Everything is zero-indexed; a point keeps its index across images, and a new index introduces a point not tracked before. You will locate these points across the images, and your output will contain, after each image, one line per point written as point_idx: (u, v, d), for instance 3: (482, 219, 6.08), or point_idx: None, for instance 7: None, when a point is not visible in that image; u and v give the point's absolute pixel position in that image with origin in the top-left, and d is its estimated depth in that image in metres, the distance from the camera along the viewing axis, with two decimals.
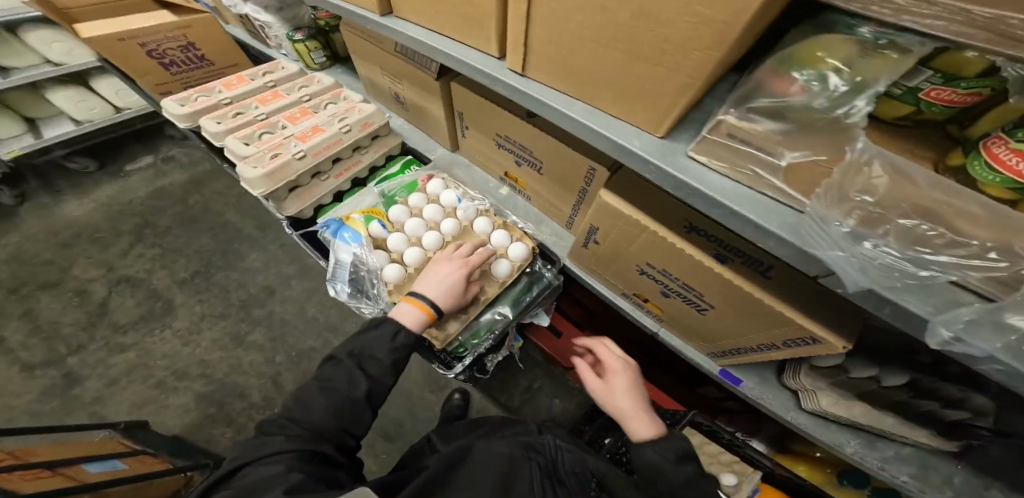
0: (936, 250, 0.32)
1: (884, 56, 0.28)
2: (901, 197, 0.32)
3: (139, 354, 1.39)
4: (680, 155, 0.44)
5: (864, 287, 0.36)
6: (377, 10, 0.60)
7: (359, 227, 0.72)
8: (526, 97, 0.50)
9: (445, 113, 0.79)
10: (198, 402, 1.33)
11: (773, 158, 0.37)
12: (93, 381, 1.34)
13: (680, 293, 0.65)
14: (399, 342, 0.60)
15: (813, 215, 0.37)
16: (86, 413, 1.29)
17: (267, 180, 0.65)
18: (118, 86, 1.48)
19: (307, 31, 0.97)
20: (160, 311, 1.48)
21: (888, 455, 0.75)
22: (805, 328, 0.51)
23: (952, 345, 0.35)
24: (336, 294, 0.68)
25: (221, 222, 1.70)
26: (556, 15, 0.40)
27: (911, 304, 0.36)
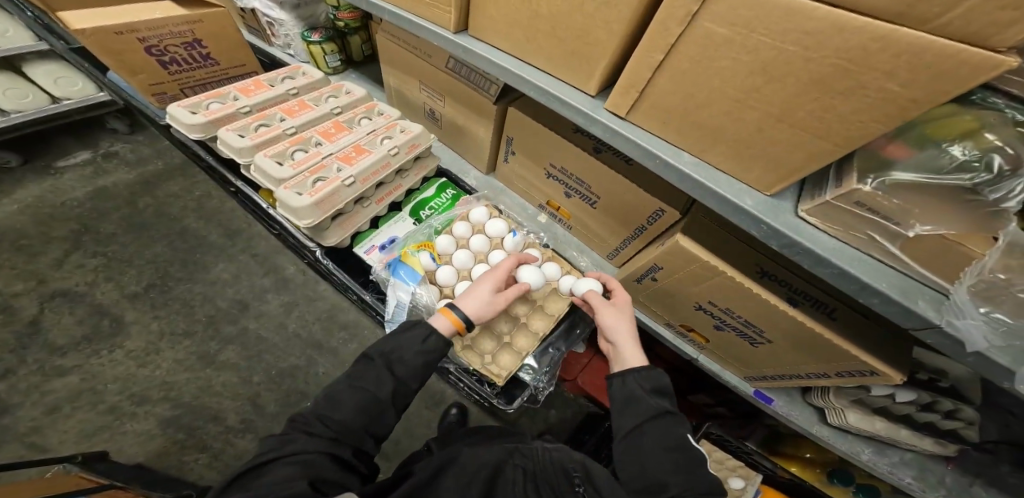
0: None
1: None
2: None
3: (84, 379, 1.16)
4: (790, 213, 0.44)
5: (976, 347, 0.37)
6: (453, 27, 0.55)
7: (414, 262, 0.67)
8: (625, 141, 0.48)
9: (493, 136, 0.75)
10: (165, 427, 1.12)
11: (900, 228, 0.38)
12: (28, 411, 1.10)
13: (737, 328, 0.67)
14: (429, 345, 0.55)
15: (956, 298, 0.38)
16: (21, 447, 1.05)
17: (316, 210, 0.58)
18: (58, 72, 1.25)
19: (324, 32, 0.88)
20: (108, 330, 1.24)
21: (895, 460, 0.81)
22: (868, 364, 0.54)
23: None
24: None
25: (178, 228, 1.44)
26: (697, 71, 0.38)
27: (994, 356, 0.38)
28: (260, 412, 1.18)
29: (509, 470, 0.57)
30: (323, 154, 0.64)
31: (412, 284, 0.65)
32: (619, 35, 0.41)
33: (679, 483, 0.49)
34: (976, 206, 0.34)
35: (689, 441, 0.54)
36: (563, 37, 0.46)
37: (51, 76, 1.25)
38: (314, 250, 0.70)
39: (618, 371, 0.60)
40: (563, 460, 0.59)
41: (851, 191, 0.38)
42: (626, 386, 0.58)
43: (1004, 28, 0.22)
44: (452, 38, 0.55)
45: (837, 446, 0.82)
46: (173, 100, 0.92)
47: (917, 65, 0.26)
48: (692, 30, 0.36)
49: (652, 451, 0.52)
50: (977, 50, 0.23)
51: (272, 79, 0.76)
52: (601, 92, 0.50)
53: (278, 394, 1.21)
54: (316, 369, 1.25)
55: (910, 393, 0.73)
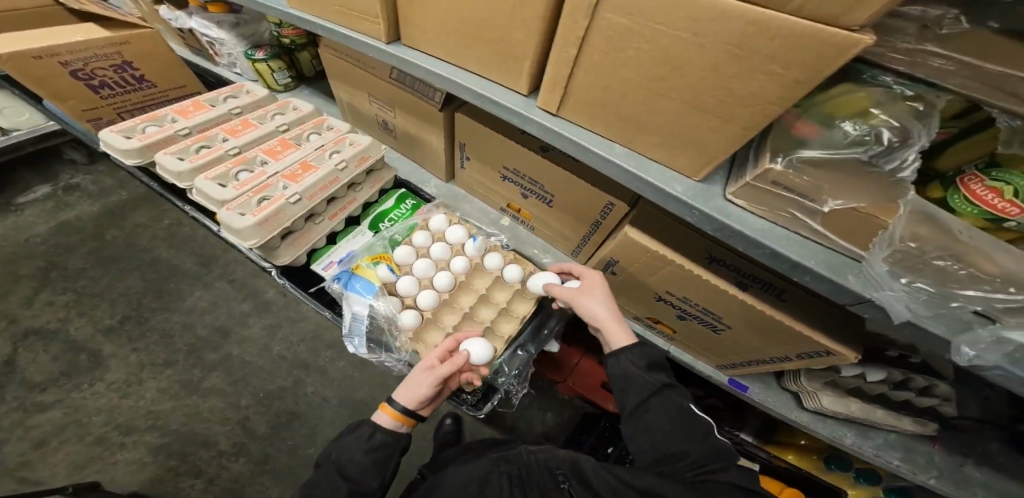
0: (964, 285, 0.37)
1: (913, 106, 0.34)
2: (941, 244, 0.35)
3: (66, 413, 1.12)
4: (718, 197, 0.45)
5: (905, 317, 0.38)
6: (384, 38, 0.55)
7: (369, 274, 0.66)
8: (559, 138, 0.49)
9: (445, 143, 0.75)
10: (156, 455, 1.10)
11: (815, 204, 0.39)
12: (12, 447, 1.07)
13: (697, 316, 0.68)
14: (376, 443, 0.55)
15: (872, 267, 0.39)
16: (11, 483, 1.02)
17: (261, 229, 0.57)
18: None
19: (269, 50, 0.88)
20: (85, 365, 1.19)
21: (879, 443, 0.81)
22: (820, 343, 0.55)
23: (973, 360, 0.39)
24: (355, 350, 0.63)
25: (150, 258, 1.41)
26: (609, 64, 0.39)
27: (929, 326, 0.40)
28: (252, 435, 1.15)
29: (496, 479, 0.58)
30: (268, 174, 0.63)
31: (368, 296, 0.64)
32: (536, 33, 0.42)
33: (697, 450, 0.50)
34: (876, 175, 0.35)
35: (693, 410, 0.55)
36: (488, 41, 0.47)
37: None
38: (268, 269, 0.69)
39: (610, 352, 0.60)
40: (551, 462, 0.58)
41: (767, 171, 0.39)
42: (620, 365, 0.59)
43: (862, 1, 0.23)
44: (385, 49, 0.56)
45: (817, 430, 0.82)
46: (109, 125, 0.92)
47: (789, 40, 0.27)
48: (598, 21, 0.36)
49: (660, 423, 0.53)
50: (832, 29, 0.25)
51: (213, 99, 0.75)
52: (534, 92, 0.51)
53: (268, 417, 1.18)
54: (302, 388, 1.22)
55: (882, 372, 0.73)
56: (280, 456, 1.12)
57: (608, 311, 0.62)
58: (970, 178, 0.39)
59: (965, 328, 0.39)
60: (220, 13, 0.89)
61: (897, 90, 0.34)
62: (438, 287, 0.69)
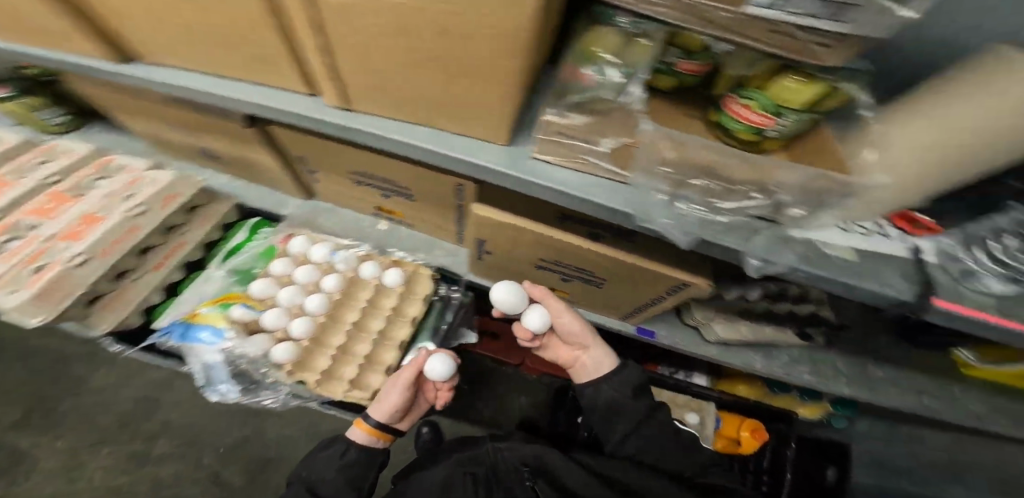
0: (722, 198, 0.40)
1: (640, 45, 0.37)
2: (690, 167, 0.38)
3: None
4: (526, 157, 0.46)
5: (685, 241, 0.41)
6: (107, 58, 0.53)
7: (213, 320, 0.66)
8: (355, 133, 0.48)
9: (280, 161, 0.71)
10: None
11: (593, 146, 0.41)
12: None
13: (575, 276, 0.70)
14: (349, 459, 0.62)
15: (635, 187, 0.42)
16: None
17: (44, 300, 0.57)
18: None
19: (17, 87, 0.84)
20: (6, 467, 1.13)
21: (786, 360, 0.87)
22: (671, 275, 0.58)
23: (766, 268, 0.42)
24: (223, 397, 0.66)
25: (32, 348, 1.28)
26: (358, 47, 0.37)
27: (728, 243, 0.42)
28: (226, 488, 1.14)
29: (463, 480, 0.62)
30: (40, 239, 0.63)
31: (217, 342, 0.65)
32: (277, 33, 0.40)
33: (682, 466, 0.64)
34: (616, 114, 0.42)
35: (675, 425, 0.67)
36: (250, 49, 0.45)
37: None
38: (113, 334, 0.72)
39: (593, 379, 0.70)
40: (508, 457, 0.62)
41: (547, 124, 0.42)
42: (604, 392, 0.68)
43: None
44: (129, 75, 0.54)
45: (730, 363, 0.86)
46: None
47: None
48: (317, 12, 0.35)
49: (650, 437, 0.65)
50: None
51: None
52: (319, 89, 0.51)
53: (236, 465, 1.17)
54: (259, 433, 1.20)
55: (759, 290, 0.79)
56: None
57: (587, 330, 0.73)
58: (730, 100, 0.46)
59: (751, 234, 0.42)
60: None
61: (626, 28, 0.37)
62: (312, 311, 0.68)
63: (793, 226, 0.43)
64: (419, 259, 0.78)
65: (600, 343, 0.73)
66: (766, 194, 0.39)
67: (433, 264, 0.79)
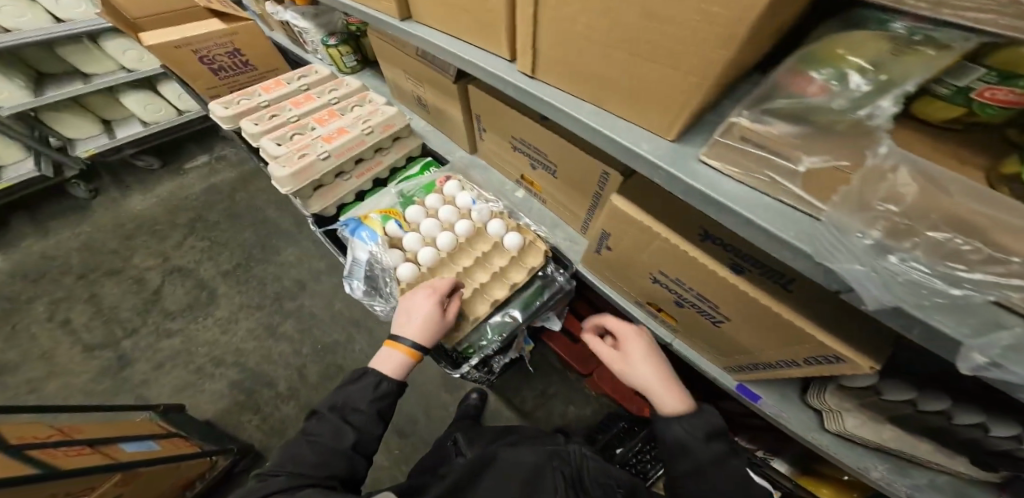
0: (972, 267, 0.28)
1: (918, 53, 0.28)
2: (930, 212, 0.29)
3: (183, 341, 1.65)
4: (692, 159, 0.42)
5: (883, 303, 0.32)
6: (397, 15, 0.61)
7: (376, 226, 0.74)
8: (535, 100, 0.50)
9: (464, 117, 0.81)
10: (230, 388, 1.55)
11: (790, 163, 0.35)
12: (140, 365, 1.58)
13: (695, 304, 0.62)
14: (382, 391, 0.60)
15: (829, 223, 0.33)
16: (134, 395, 1.52)
17: (236, 118, 0.80)
18: (146, 101, 1.57)
19: (339, 36, 1.00)
20: (205, 300, 1.75)
21: (921, 485, 0.63)
22: (825, 345, 0.48)
23: (989, 371, 0.30)
24: (351, 291, 0.70)
25: (261, 218, 1.99)
26: (565, 18, 0.39)
27: (943, 324, 0.30)
28: (303, 381, 1.57)
29: (551, 475, 0.60)
30: (289, 117, 0.80)
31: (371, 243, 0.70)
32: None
33: None
34: (842, 127, 0.35)
35: None
36: (474, 9, 0.50)
37: (175, 92, 1.61)
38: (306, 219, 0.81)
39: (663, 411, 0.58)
40: (597, 473, 0.61)
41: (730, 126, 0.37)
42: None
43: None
44: (398, 25, 0.62)
45: (838, 456, 0.68)
46: None
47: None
48: None
49: None
50: None
51: (289, 78, 0.89)
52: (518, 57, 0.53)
53: (318, 365, 1.60)
54: (352, 346, 1.64)
55: (947, 399, 0.51)
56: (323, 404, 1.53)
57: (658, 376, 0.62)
58: None
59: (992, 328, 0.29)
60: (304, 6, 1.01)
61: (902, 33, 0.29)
62: (439, 246, 0.75)
63: None
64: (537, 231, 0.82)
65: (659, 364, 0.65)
66: None
67: (549, 242, 0.82)
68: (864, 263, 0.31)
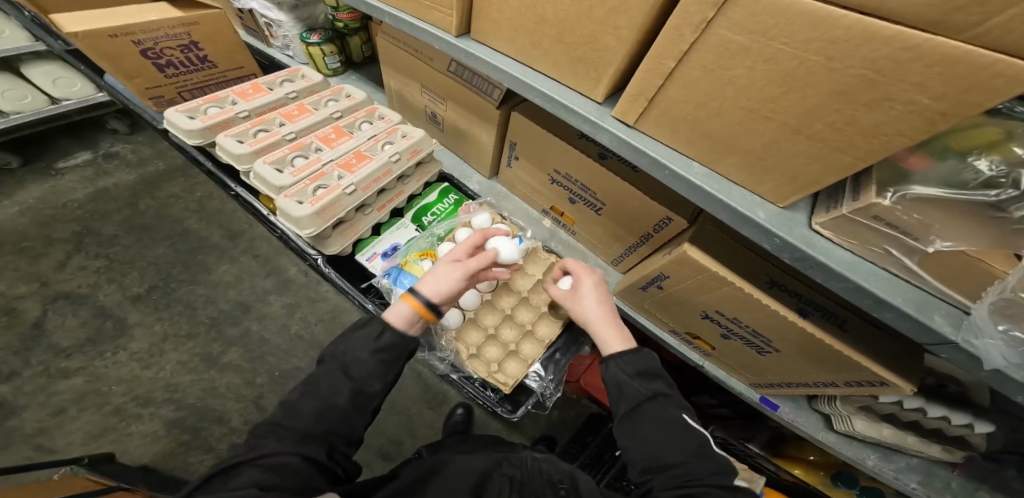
0: None
1: None
2: None
3: (88, 381, 1.15)
4: (803, 226, 0.43)
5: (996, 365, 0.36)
6: (454, 31, 0.53)
7: (418, 271, 0.67)
8: (632, 150, 0.47)
9: (496, 140, 0.75)
10: (169, 429, 1.11)
11: (919, 243, 0.37)
12: (35, 411, 1.10)
13: (745, 337, 0.66)
14: (385, 342, 0.51)
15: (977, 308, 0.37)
16: (27, 450, 1.05)
17: (208, 132, 0.63)
18: (5, 85, 1.16)
19: (323, 33, 0.85)
20: (110, 332, 1.23)
21: (900, 466, 0.76)
22: (876, 374, 0.53)
23: None
24: None
25: (180, 229, 1.44)
26: (709, 81, 0.36)
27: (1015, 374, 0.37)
28: (264, 414, 1.17)
29: (496, 479, 0.56)
30: (284, 134, 0.65)
31: None
32: (629, 42, 0.39)
33: None
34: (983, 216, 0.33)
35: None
36: (572, 44, 0.44)
37: (49, 76, 1.21)
38: (315, 257, 0.70)
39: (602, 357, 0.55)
40: (549, 471, 0.58)
41: (869, 205, 0.37)
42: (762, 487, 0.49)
43: (953, 67, 0.22)
44: (454, 42, 0.54)
45: (842, 452, 0.78)
46: (170, 104, 0.85)
47: (877, 63, 0.25)
48: (706, 37, 0.33)
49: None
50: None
51: (271, 83, 0.73)
52: (608, 100, 0.48)
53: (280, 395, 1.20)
54: None
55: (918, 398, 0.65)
56: None
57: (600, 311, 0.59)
58: None
59: None
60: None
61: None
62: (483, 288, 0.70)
63: None
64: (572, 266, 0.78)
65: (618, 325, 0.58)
66: None
67: None
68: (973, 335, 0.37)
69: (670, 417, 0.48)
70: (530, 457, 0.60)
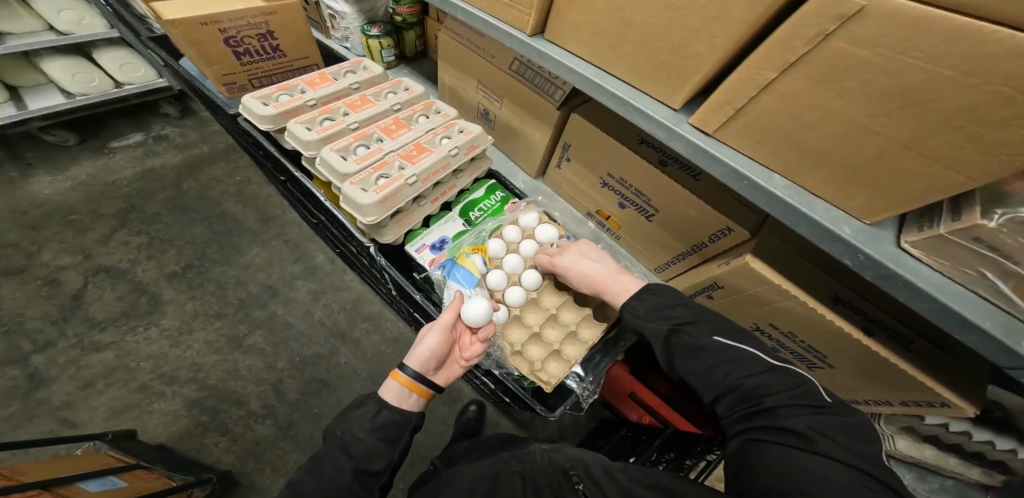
0: None
1: None
2: None
3: (118, 356, 1.20)
4: (890, 243, 0.42)
5: None
6: (530, 30, 0.54)
7: (470, 266, 0.68)
8: (707, 158, 0.46)
9: (549, 140, 0.75)
10: (189, 409, 1.15)
11: (1020, 268, 0.35)
12: (63, 384, 1.14)
13: (798, 354, 0.66)
14: (381, 421, 0.50)
15: None
16: (52, 422, 1.09)
17: (279, 118, 0.65)
18: (76, 69, 1.22)
19: (383, 26, 0.87)
20: (145, 307, 1.28)
21: (932, 486, 0.75)
22: (936, 395, 0.51)
23: None
24: None
25: (218, 211, 1.49)
26: (814, 93, 0.35)
27: None
28: (281, 399, 1.19)
29: (508, 480, 0.57)
30: (348, 124, 0.67)
31: (469, 288, 0.66)
32: (722, 50, 0.38)
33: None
34: None
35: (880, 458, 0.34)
36: (657, 50, 0.44)
37: (118, 62, 1.28)
38: (366, 244, 0.72)
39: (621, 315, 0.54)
40: (559, 459, 0.56)
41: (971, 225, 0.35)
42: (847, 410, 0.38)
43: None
44: (528, 41, 0.55)
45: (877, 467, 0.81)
46: (241, 91, 0.87)
47: (1014, 82, 0.24)
48: (819, 49, 0.32)
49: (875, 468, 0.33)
50: None
51: (335, 73, 0.75)
52: (686, 107, 0.48)
53: (300, 382, 1.22)
54: (337, 359, 1.26)
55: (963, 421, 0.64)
56: (305, 424, 1.16)
57: (594, 267, 0.60)
58: None
59: None
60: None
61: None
62: (526, 285, 0.70)
63: None
64: None
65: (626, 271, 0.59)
66: None
67: None
68: None
69: (701, 344, 0.44)
70: (537, 449, 0.59)
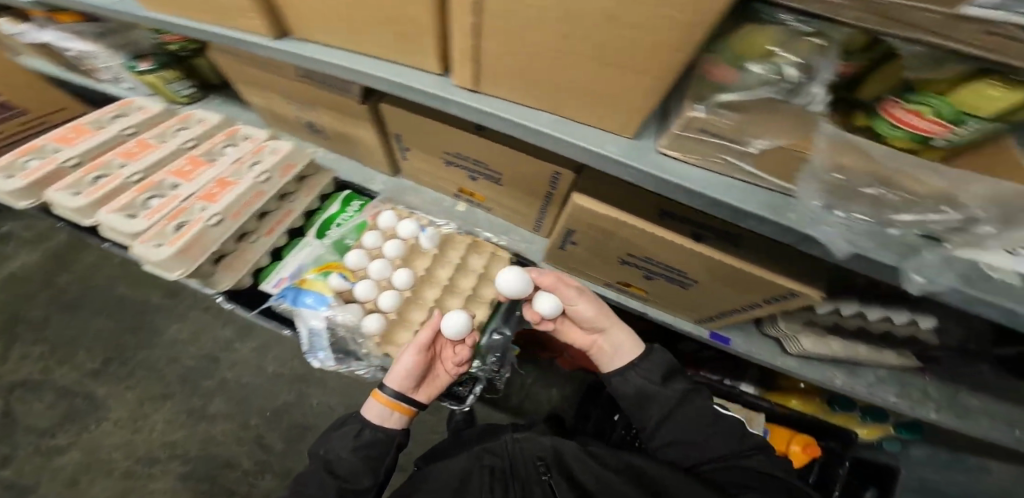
0: (899, 209, 0.37)
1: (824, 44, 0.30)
2: (867, 170, 0.35)
3: (86, 453, 1.19)
4: (651, 151, 0.44)
5: (849, 253, 0.38)
6: (268, 33, 0.54)
7: (319, 286, 0.67)
8: (479, 114, 0.47)
9: (378, 134, 0.74)
10: (184, 482, 1.16)
11: (740, 146, 0.38)
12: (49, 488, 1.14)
13: (663, 274, 0.67)
14: (363, 440, 0.55)
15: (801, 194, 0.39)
16: None
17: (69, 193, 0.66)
18: None
19: (155, 60, 0.86)
20: (84, 409, 1.24)
21: (871, 381, 0.77)
22: (782, 285, 0.53)
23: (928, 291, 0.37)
24: (321, 364, 0.64)
25: (114, 298, 1.42)
26: (513, 29, 0.36)
27: (882, 258, 0.38)
28: (269, 452, 1.20)
29: (479, 475, 0.57)
30: (147, 178, 0.67)
31: (322, 308, 0.65)
32: (429, 10, 0.39)
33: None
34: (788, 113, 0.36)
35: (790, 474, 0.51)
36: (389, 23, 0.44)
37: None
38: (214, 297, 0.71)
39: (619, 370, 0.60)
40: (530, 448, 0.58)
41: (688, 119, 0.38)
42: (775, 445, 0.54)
43: None
44: (273, 45, 0.55)
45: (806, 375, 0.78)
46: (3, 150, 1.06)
47: None
48: None
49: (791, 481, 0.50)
50: None
51: None
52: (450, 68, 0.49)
53: (279, 432, 1.23)
54: (308, 401, 1.26)
55: (854, 300, 0.66)
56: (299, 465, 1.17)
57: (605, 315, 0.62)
58: (892, 103, 0.36)
59: (914, 251, 0.38)
60: (74, 24, 0.94)
61: (794, 25, 0.31)
62: (399, 286, 0.69)
63: (971, 245, 0.37)
64: (499, 242, 0.79)
65: (619, 324, 0.63)
66: (952, 208, 0.35)
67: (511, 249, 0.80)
68: (833, 228, 0.38)
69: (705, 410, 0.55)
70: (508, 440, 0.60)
